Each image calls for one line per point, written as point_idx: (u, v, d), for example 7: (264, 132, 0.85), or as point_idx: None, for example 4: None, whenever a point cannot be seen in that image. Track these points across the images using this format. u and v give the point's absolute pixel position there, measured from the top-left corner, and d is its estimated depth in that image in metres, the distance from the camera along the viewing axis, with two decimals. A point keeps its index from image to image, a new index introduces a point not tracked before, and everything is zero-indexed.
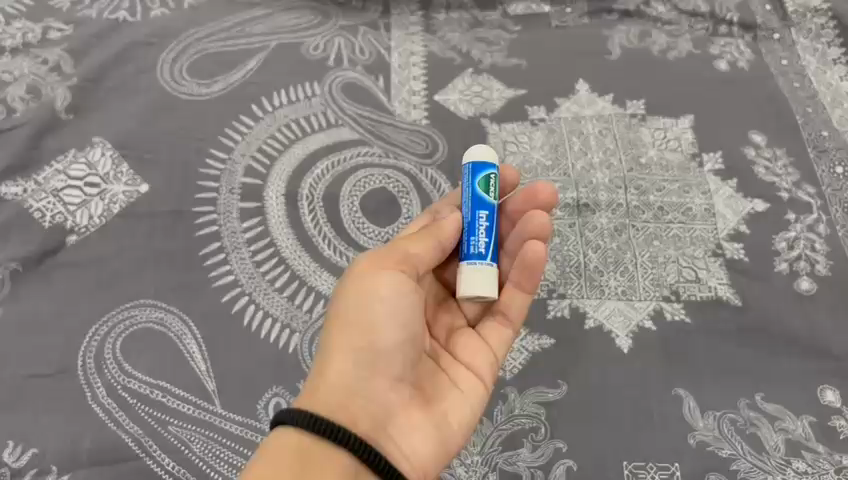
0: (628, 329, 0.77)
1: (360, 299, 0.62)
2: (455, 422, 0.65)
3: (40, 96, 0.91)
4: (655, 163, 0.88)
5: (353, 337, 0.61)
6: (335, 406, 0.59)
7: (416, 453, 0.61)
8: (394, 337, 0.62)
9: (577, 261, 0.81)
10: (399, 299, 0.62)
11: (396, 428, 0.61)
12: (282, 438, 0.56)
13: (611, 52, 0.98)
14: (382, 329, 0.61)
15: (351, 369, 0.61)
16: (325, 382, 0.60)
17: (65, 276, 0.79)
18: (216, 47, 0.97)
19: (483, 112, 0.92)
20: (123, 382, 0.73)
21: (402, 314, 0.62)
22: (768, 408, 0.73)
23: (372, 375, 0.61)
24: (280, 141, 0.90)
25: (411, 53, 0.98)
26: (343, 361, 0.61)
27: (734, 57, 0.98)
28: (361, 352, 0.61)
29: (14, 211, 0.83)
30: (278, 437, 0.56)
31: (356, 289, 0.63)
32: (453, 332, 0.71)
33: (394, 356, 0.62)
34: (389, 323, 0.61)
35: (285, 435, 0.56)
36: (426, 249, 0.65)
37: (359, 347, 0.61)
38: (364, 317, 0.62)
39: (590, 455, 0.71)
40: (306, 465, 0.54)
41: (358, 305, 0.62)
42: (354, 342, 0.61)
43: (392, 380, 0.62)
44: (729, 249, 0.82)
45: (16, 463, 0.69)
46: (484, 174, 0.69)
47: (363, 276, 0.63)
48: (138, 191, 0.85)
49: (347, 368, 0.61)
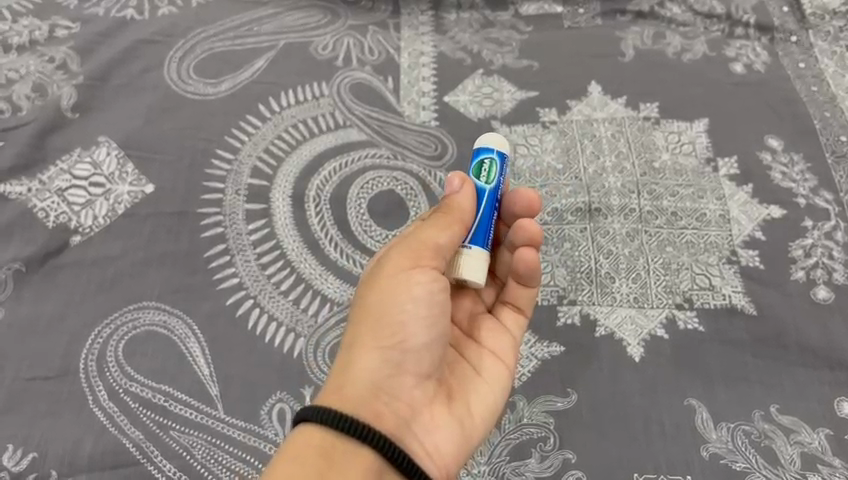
0: (639, 338, 0.75)
1: (389, 297, 0.61)
2: (478, 423, 0.64)
3: (46, 95, 0.90)
4: (669, 167, 0.86)
5: (379, 335, 0.60)
6: (361, 403, 0.57)
7: (438, 451, 0.60)
8: (422, 336, 0.61)
9: (588, 267, 0.79)
10: (430, 299, 0.61)
11: (417, 427, 0.60)
12: (306, 435, 0.54)
13: (624, 54, 0.96)
14: (411, 328, 0.60)
15: (377, 366, 0.59)
16: (350, 380, 0.59)
17: (68, 277, 0.78)
18: (224, 46, 0.96)
19: (493, 113, 0.91)
20: (125, 386, 0.72)
21: (432, 314, 0.61)
22: (783, 421, 0.71)
23: (397, 373, 0.60)
24: (287, 142, 0.88)
25: (420, 53, 0.96)
26: (370, 358, 0.59)
27: (750, 60, 0.96)
28: (388, 349, 0.60)
29: (18, 211, 0.82)
30: (301, 435, 0.54)
31: (386, 287, 0.61)
32: (474, 316, 0.72)
33: (420, 355, 0.61)
34: (419, 321, 0.60)
35: (309, 433, 0.54)
36: (455, 235, 0.62)
37: (386, 345, 0.60)
38: (392, 315, 0.60)
39: (600, 466, 0.69)
40: (331, 464, 0.52)
41: (387, 303, 0.61)
42: (380, 340, 0.60)
43: (416, 378, 0.61)
44: (743, 256, 0.80)
45: (16, 467, 0.68)
46: (478, 159, 0.68)
47: (393, 275, 0.61)
48: (143, 191, 0.84)
49: (374, 366, 0.59)
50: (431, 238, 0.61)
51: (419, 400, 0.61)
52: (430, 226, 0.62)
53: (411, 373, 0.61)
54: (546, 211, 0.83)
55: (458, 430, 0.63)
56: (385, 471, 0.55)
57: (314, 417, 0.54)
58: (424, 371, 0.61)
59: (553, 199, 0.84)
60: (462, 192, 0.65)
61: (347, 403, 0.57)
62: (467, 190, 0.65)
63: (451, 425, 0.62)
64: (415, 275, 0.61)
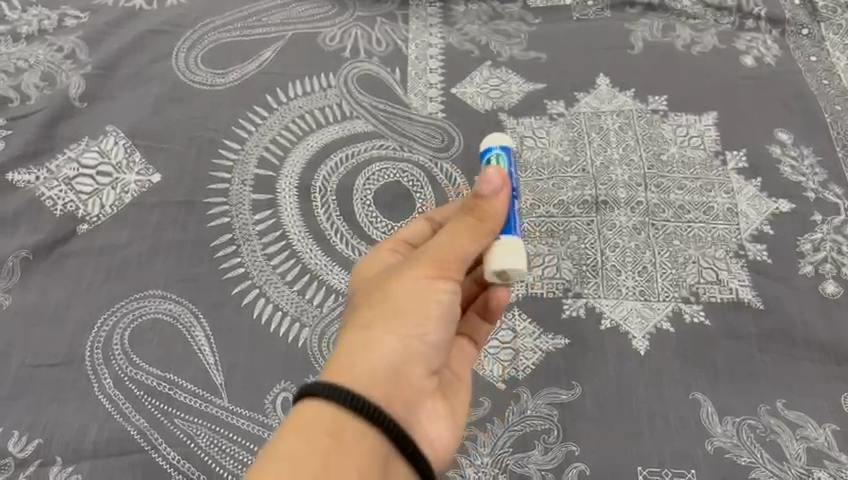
0: (645, 331, 0.75)
1: (415, 286, 0.58)
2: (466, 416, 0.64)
3: (55, 84, 0.90)
4: (677, 160, 0.86)
5: (402, 321, 0.57)
6: (381, 389, 0.55)
7: (437, 438, 0.60)
8: (437, 331, 0.59)
9: (594, 260, 0.79)
10: (451, 303, 0.60)
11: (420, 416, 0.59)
12: (315, 410, 0.51)
13: (633, 46, 0.96)
14: (432, 323, 0.58)
15: (396, 352, 0.56)
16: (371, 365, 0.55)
17: (75, 265, 0.79)
18: (232, 37, 0.96)
19: (501, 105, 0.90)
20: (131, 374, 0.73)
21: (450, 313, 0.60)
22: (790, 415, 0.71)
23: (411, 363, 0.57)
24: (295, 132, 0.89)
25: (428, 45, 0.96)
26: (391, 346, 0.56)
27: (761, 53, 0.95)
28: (409, 339, 0.57)
29: (26, 199, 0.82)
30: (310, 409, 0.51)
31: (413, 278, 0.59)
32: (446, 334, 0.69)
33: (432, 350, 0.59)
34: (440, 319, 0.59)
35: (317, 408, 0.51)
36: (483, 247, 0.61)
37: (405, 332, 0.57)
38: (418, 305, 0.58)
39: (603, 460, 0.69)
40: (340, 446, 0.50)
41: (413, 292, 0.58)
42: (401, 329, 0.57)
43: (426, 370, 0.59)
44: (751, 250, 0.80)
45: (22, 453, 0.68)
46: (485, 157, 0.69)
47: (423, 270, 0.59)
48: (150, 181, 0.84)
49: (393, 350, 0.56)
50: (464, 248, 0.59)
51: (424, 391, 0.59)
52: (461, 233, 0.60)
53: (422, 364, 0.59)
54: (553, 203, 0.83)
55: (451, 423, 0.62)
56: (392, 455, 0.52)
57: (324, 391, 0.52)
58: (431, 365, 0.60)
59: (560, 191, 0.84)
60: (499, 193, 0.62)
61: (366, 385, 0.53)
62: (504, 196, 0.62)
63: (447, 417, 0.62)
64: (444, 278, 0.59)
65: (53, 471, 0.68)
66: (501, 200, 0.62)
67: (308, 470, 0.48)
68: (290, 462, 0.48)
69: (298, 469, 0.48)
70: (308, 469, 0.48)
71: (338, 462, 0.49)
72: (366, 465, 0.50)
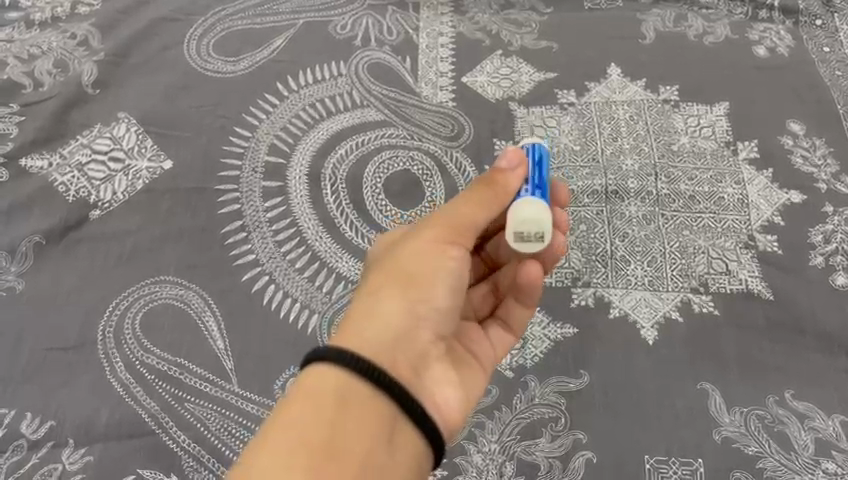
0: (654, 321, 0.75)
1: (421, 253, 0.59)
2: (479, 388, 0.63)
3: (68, 71, 0.91)
4: (688, 150, 0.86)
5: (408, 285, 0.58)
6: (384, 350, 0.55)
7: (448, 406, 0.59)
8: (447, 299, 0.59)
9: (603, 249, 0.79)
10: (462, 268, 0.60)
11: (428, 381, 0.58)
12: (320, 375, 0.51)
13: (645, 36, 0.95)
14: (442, 288, 0.59)
15: (399, 315, 0.57)
16: (375, 327, 0.56)
17: (87, 250, 0.79)
18: (243, 24, 0.96)
19: (512, 95, 0.90)
20: (142, 358, 0.73)
21: (459, 280, 0.60)
22: (798, 406, 0.71)
23: (419, 330, 0.58)
24: (305, 120, 0.89)
25: (439, 34, 0.96)
26: (395, 308, 0.57)
27: (774, 43, 0.94)
28: (414, 303, 0.58)
29: (39, 184, 0.83)
30: (314, 373, 0.52)
31: (421, 245, 0.60)
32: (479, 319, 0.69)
33: (442, 317, 0.59)
34: (449, 283, 0.59)
35: (322, 372, 0.51)
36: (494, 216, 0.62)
37: (413, 297, 0.58)
38: (424, 273, 0.59)
39: (610, 448, 0.69)
40: (345, 410, 0.50)
41: (421, 262, 0.59)
42: (408, 292, 0.58)
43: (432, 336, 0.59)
44: (761, 241, 0.80)
45: (34, 435, 0.69)
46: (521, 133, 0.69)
47: (431, 238, 0.60)
48: (161, 167, 0.85)
49: (399, 317, 0.57)
50: (471, 218, 0.61)
51: (433, 359, 0.59)
52: (469, 203, 0.62)
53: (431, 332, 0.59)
54: None
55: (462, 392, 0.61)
56: (399, 418, 0.52)
57: (326, 355, 0.52)
58: (439, 334, 0.60)
59: (570, 180, 0.84)
60: (517, 168, 0.63)
61: (372, 346, 0.55)
62: (520, 170, 0.63)
63: (459, 387, 0.61)
64: (452, 249, 0.60)
65: (65, 453, 0.68)
66: (518, 175, 0.63)
67: (314, 433, 0.49)
68: (296, 426, 0.49)
69: (303, 433, 0.49)
70: (313, 433, 0.49)
71: (343, 426, 0.50)
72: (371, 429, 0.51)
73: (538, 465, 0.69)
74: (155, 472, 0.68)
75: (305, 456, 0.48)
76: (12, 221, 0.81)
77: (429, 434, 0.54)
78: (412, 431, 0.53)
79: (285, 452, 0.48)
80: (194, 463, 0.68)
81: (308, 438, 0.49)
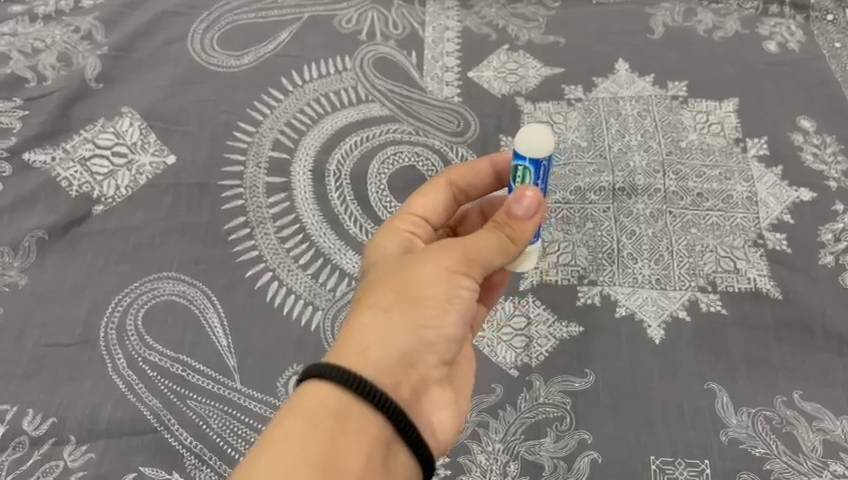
0: (660, 319, 0.74)
1: (436, 279, 0.55)
2: (467, 403, 0.63)
3: (71, 65, 0.90)
4: (696, 147, 0.85)
5: (420, 311, 0.55)
6: (387, 374, 0.53)
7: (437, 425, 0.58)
8: (455, 328, 0.57)
9: (610, 247, 0.79)
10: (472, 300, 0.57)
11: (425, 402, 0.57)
12: (323, 392, 0.50)
13: (654, 31, 0.94)
14: (452, 318, 0.56)
15: (407, 340, 0.54)
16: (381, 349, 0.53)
17: (90, 246, 0.79)
18: (248, 19, 0.96)
19: (518, 90, 0.89)
20: (144, 355, 0.73)
21: (470, 310, 0.58)
22: (806, 407, 0.70)
23: (424, 356, 0.55)
24: (310, 115, 0.88)
25: (445, 28, 0.95)
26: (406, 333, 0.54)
27: (784, 38, 0.93)
28: (424, 330, 0.55)
29: (42, 179, 0.83)
30: (314, 387, 0.50)
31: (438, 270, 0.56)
32: None
33: (448, 344, 0.57)
34: (460, 314, 0.57)
35: (322, 388, 0.50)
36: (508, 255, 0.59)
37: (423, 323, 0.55)
38: (438, 301, 0.55)
39: (616, 448, 0.68)
40: (344, 428, 0.49)
41: (433, 286, 0.55)
42: (419, 318, 0.55)
43: (435, 360, 0.57)
44: (770, 239, 0.79)
45: (36, 431, 0.68)
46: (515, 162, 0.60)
47: (450, 265, 0.56)
48: (165, 162, 0.84)
49: (406, 340, 0.54)
50: (488, 254, 0.57)
51: (431, 380, 0.58)
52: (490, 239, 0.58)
53: (434, 355, 0.56)
54: (569, 189, 0.82)
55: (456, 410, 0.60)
56: (394, 441, 0.51)
57: (330, 374, 0.50)
58: (442, 358, 0.58)
59: (576, 177, 0.83)
60: (532, 219, 0.59)
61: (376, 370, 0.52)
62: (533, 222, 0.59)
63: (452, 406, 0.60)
64: (465, 279, 0.56)
65: (67, 450, 0.67)
66: (530, 226, 0.59)
67: (311, 448, 0.48)
68: (294, 438, 0.48)
69: (302, 448, 0.47)
70: (312, 449, 0.48)
71: (341, 445, 0.48)
72: (369, 450, 0.49)
73: (543, 465, 0.68)
74: (156, 469, 0.67)
75: (302, 470, 0.47)
76: (15, 216, 0.80)
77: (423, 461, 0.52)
78: (407, 458, 0.52)
79: (282, 467, 0.46)
80: (196, 461, 0.67)
81: (307, 453, 0.47)
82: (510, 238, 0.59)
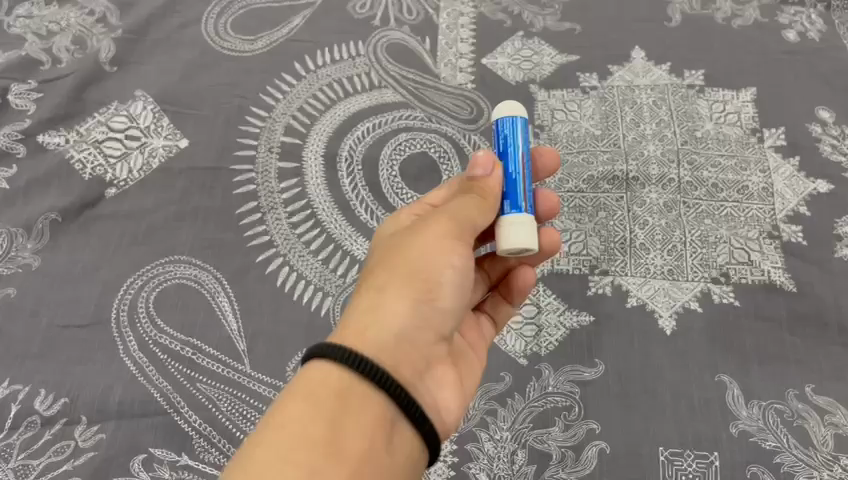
0: (672, 310, 0.74)
1: (429, 252, 0.57)
2: (472, 386, 0.63)
3: (85, 48, 0.91)
4: (712, 137, 0.84)
5: (416, 285, 0.56)
6: (389, 350, 0.53)
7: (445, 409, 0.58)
8: (453, 302, 0.58)
9: (623, 237, 0.78)
10: (467, 272, 0.58)
11: (431, 383, 0.57)
12: (322, 372, 0.50)
13: (671, 19, 0.93)
14: (449, 291, 0.57)
15: (407, 317, 0.55)
16: (380, 325, 0.54)
17: (103, 228, 0.79)
18: (262, 3, 0.95)
19: (532, 77, 0.89)
20: (155, 337, 0.72)
21: (466, 283, 0.59)
22: (818, 401, 0.69)
23: (423, 332, 0.56)
24: (322, 101, 0.88)
25: (460, 14, 0.94)
26: (403, 307, 0.55)
27: (804, 28, 0.91)
28: (422, 303, 0.56)
29: (56, 161, 0.83)
30: (317, 369, 0.51)
31: (430, 244, 0.57)
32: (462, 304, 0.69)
33: (447, 319, 0.58)
34: (455, 287, 0.58)
35: (323, 368, 0.50)
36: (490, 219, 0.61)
37: (421, 298, 0.56)
38: (434, 273, 0.56)
39: (626, 439, 0.68)
40: (346, 408, 0.49)
41: (425, 257, 0.57)
42: (416, 292, 0.56)
43: (435, 337, 0.57)
44: (785, 231, 0.78)
45: (47, 411, 0.69)
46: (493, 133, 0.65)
47: (440, 236, 0.58)
48: (177, 146, 0.84)
49: (405, 316, 0.55)
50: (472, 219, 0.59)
51: (434, 360, 0.58)
52: (470, 205, 0.60)
53: (433, 332, 0.57)
54: (581, 178, 0.82)
55: (461, 392, 0.60)
56: (398, 419, 0.51)
57: (331, 353, 0.51)
58: (442, 335, 0.58)
59: (589, 166, 0.82)
60: (492, 171, 0.61)
61: (378, 348, 0.52)
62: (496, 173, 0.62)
63: (457, 387, 0.60)
64: (457, 249, 0.58)
65: (78, 430, 0.68)
66: (495, 180, 0.62)
67: (315, 429, 0.47)
68: (297, 421, 0.48)
69: (305, 429, 0.47)
70: (315, 430, 0.47)
71: (346, 424, 0.48)
72: (372, 431, 0.49)
73: (551, 454, 0.68)
74: (166, 451, 0.67)
75: (306, 451, 0.46)
76: (29, 197, 0.81)
77: (429, 440, 0.52)
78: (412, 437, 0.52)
79: (285, 449, 0.46)
80: (204, 443, 0.67)
81: (310, 435, 0.47)
82: (481, 194, 0.61)
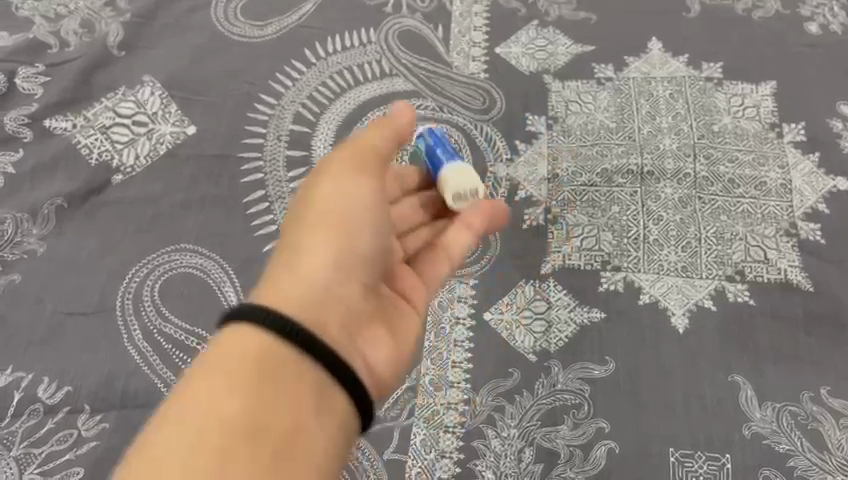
0: (685, 308, 0.72)
1: (334, 201, 0.58)
2: (412, 342, 0.62)
3: (93, 31, 0.89)
4: (729, 131, 0.82)
5: (325, 235, 0.56)
6: (305, 300, 0.53)
7: (376, 365, 0.57)
8: (372, 249, 0.58)
9: (636, 233, 0.77)
10: (375, 215, 0.59)
11: (362, 342, 0.56)
12: (237, 339, 0.49)
13: (690, 9, 0.91)
14: (366, 238, 0.57)
15: (326, 263, 0.55)
16: (295, 277, 0.54)
17: (109, 215, 0.78)
18: None
19: (546, 67, 0.87)
20: (159, 326, 0.72)
21: (379, 229, 0.59)
22: (834, 404, 0.68)
23: (345, 283, 0.56)
24: (332, 89, 0.87)
25: (473, 2, 0.92)
26: (321, 253, 0.55)
27: (827, 20, 0.89)
28: (339, 253, 0.56)
29: (62, 146, 0.82)
30: (230, 334, 0.50)
31: (340, 194, 0.58)
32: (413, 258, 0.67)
33: (367, 267, 0.58)
34: (371, 233, 0.58)
35: (235, 335, 0.50)
36: (382, 157, 0.62)
37: (337, 247, 0.56)
38: (349, 221, 0.57)
39: (635, 439, 0.67)
40: (264, 381, 0.48)
41: (336, 205, 0.57)
42: (334, 240, 0.56)
43: (359, 290, 0.57)
44: (803, 229, 0.76)
45: (51, 399, 0.68)
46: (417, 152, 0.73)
47: (338, 177, 0.59)
48: (185, 132, 0.83)
49: (323, 265, 0.55)
50: (372, 145, 0.61)
51: (363, 314, 0.57)
52: (352, 154, 0.60)
53: (357, 283, 0.57)
54: (595, 172, 0.80)
55: (396, 349, 0.59)
56: (327, 382, 0.50)
57: (244, 316, 0.50)
58: (366, 287, 0.58)
59: (603, 159, 0.81)
60: (404, 107, 0.65)
61: (290, 300, 0.52)
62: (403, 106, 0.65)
63: (390, 342, 0.59)
64: (363, 196, 0.59)
65: (81, 419, 0.67)
66: (401, 124, 0.64)
67: (228, 405, 0.46)
68: (210, 399, 0.46)
69: (219, 405, 0.46)
70: (228, 405, 0.46)
71: (262, 397, 0.47)
72: (294, 401, 0.48)
73: (558, 453, 0.66)
74: None
75: (221, 431, 0.45)
76: (35, 182, 0.80)
77: (354, 395, 0.51)
78: (343, 399, 0.51)
79: (196, 429, 0.45)
80: None
81: (223, 412, 0.46)
82: (368, 146, 0.61)
